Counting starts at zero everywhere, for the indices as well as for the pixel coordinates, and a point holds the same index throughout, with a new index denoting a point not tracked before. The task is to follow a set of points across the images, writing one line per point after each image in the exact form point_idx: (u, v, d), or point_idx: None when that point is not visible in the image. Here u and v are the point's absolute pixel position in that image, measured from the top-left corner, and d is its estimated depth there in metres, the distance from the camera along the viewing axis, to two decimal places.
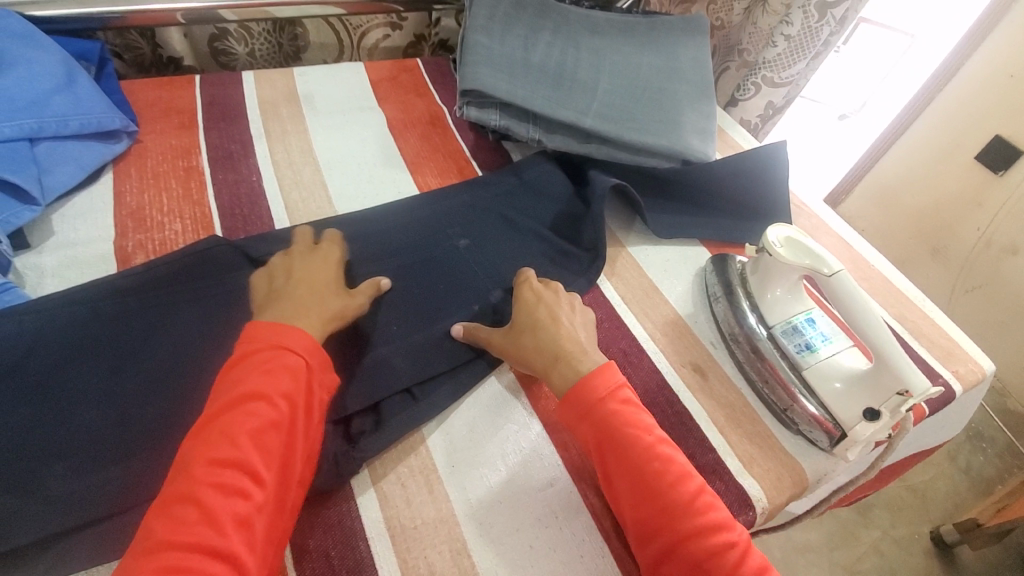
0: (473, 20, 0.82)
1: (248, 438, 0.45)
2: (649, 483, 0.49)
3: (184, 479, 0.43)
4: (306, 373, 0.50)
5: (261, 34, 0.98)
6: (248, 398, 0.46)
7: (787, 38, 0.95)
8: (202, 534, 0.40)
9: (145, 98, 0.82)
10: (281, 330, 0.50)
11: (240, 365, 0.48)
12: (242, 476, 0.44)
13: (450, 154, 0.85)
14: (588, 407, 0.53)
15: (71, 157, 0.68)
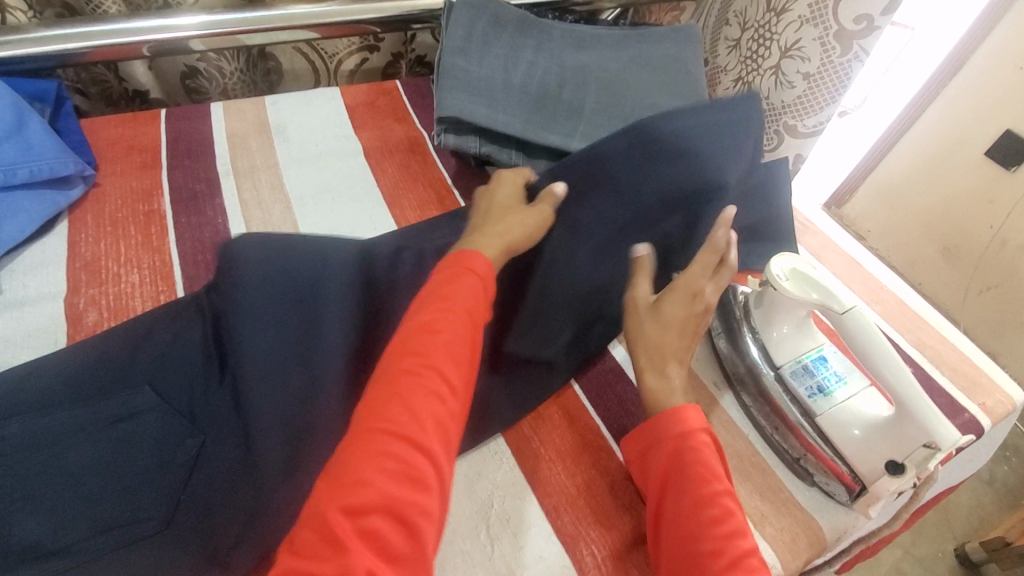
0: (448, 41, 0.77)
1: (443, 350, 0.49)
2: (693, 540, 0.46)
3: (381, 383, 0.47)
4: (483, 293, 0.54)
5: (234, 72, 0.95)
6: (438, 316, 0.50)
7: (805, 74, 0.84)
8: (407, 430, 0.44)
9: (106, 137, 0.78)
10: (468, 258, 0.55)
11: (457, 289, 0.52)
12: (436, 383, 0.47)
13: (430, 182, 0.81)
14: (658, 440, 0.51)
15: (21, 208, 0.64)
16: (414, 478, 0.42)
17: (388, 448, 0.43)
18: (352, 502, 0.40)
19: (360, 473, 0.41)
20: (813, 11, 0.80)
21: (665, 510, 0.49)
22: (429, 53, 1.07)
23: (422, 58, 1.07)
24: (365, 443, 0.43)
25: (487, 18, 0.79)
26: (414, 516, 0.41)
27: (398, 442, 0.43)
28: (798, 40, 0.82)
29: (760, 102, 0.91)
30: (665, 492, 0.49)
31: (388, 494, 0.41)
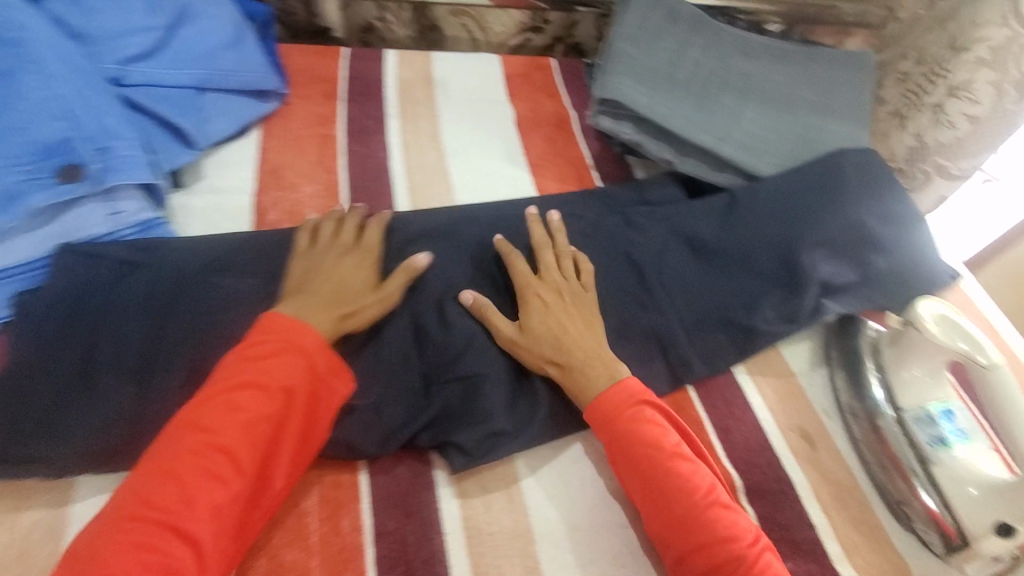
0: (622, 27, 0.79)
1: (241, 426, 0.46)
2: (690, 517, 0.48)
3: (171, 449, 0.44)
4: (310, 371, 0.50)
5: (404, 37, 1.03)
6: (244, 387, 0.47)
7: (970, 118, 0.81)
8: (231, 459, 0.45)
9: (297, 63, 0.87)
10: (294, 328, 0.51)
11: (280, 326, 0.51)
12: (222, 463, 0.44)
13: (573, 159, 0.83)
14: (616, 435, 0.52)
15: (228, 110, 0.73)
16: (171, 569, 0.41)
17: (211, 463, 0.44)
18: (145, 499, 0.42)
19: (210, 481, 0.44)
20: (993, 53, 0.77)
21: (647, 510, 0.49)
22: (585, 41, 1.10)
23: (578, 46, 1.10)
24: (124, 530, 0.41)
25: (664, 12, 0.81)
26: None
27: (230, 474, 0.44)
28: (973, 80, 0.79)
29: (909, 138, 0.87)
30: (650, 489, 0.49)
31: None
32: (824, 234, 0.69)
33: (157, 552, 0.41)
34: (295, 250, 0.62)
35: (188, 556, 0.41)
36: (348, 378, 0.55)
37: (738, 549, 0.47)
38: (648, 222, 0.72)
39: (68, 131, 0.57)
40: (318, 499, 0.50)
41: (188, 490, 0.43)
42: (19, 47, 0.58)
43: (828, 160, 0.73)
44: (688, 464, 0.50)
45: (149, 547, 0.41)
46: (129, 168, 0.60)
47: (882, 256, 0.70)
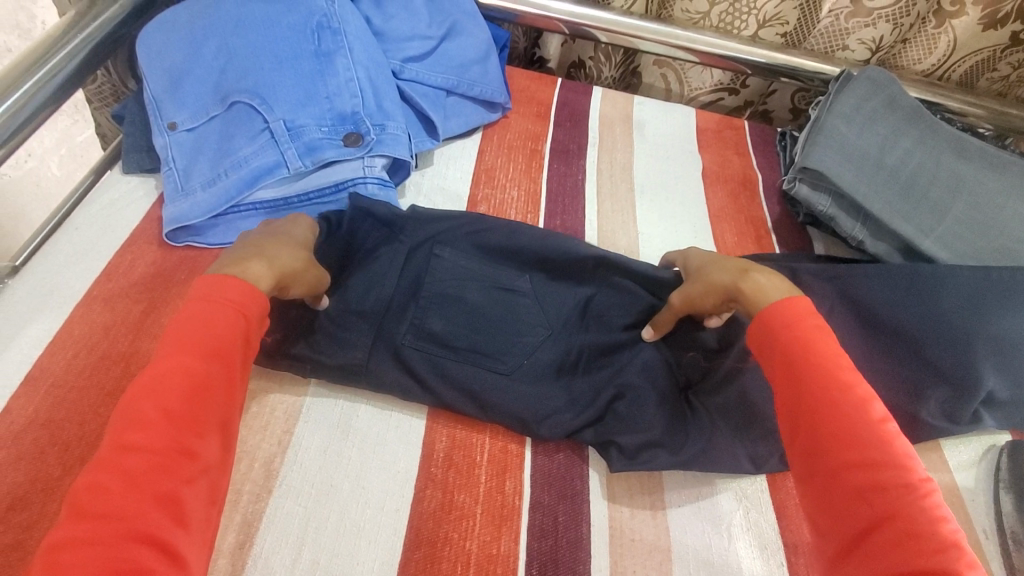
0: (837, 104, 0.81)
1: (183, 401, 0.43)
2: (854, 436, 0.45)
3: (116, 454, 0.40)
4: (244, 328, 0.48)
5: (606, 78, 1.13)
6: (169, 361, 0.44)
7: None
8: (169, 423, 0.42)
9: (518, 85, 0.99)
10: (224, 283, 0.48)
11: (221, 284, 0.48)
12: (152, 441, 0.41)
13: (753, 219, 0.86)
14: (806, 350, 0.50)
15: (465, 114, 0.85)
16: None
17: (149, 458, 0.40)
18: (126, 441, 0.40)
19: (150, 438, 0.41)
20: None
21: (807, 428, 0.48)
22: (776, 110, 1.12)
23: (769, 113, 1.13)
24: (64, 543, 0.36)
25: (882, 98, 0.82)
26: None
27: (172, 429, 0.42)
28: None
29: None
30: (816, 405, 0.47)
31: None
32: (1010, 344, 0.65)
33: (143, 526, 0.37)
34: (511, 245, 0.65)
35: (167, 519, 0.39)
36: (533, 366, 0.59)
37: (908, 478, 0.43)
38: (818, 282, 0.68)
39: (360, 108, 0.71)
40: (488, 459, 0.56)
41: (134, 453, 0.40)
42: (342, 37, 0.73)
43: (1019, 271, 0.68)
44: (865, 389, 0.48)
45: (138, 483, 0.39)
46: (395, 144, 0.71)
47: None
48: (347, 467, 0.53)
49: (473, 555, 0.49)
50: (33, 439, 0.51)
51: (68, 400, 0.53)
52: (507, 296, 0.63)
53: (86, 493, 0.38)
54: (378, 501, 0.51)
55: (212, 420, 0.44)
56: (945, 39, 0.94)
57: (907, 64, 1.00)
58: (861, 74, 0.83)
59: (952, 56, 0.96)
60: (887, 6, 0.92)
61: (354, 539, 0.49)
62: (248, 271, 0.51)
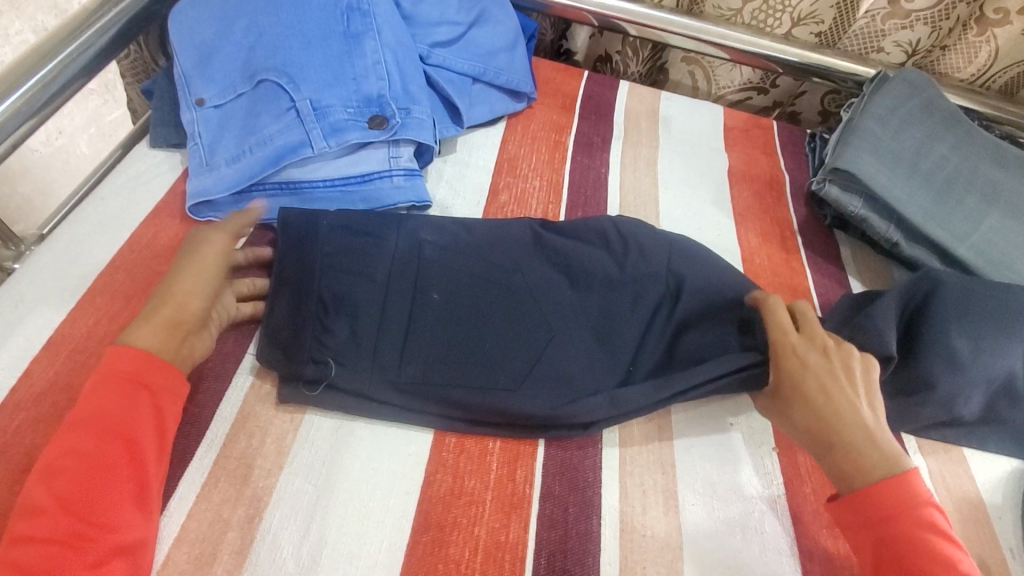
0: (872, 106, 0.79)
1: (87, 482, 0.43)
2: (903, 554, 0.47)
3: (19, 543, 0.41)
4: (152, 396, 0.47)
5: (633, 73, 1.12)
6: (68, 454, 0.44)
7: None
8: (65, 511, 0.42)
9: (544, 75, 0.98)
10: (122, 353, 0.48)
11: (118, 356, 0.48)
12: (55, 528, 0.41)
13: (778, 219, 0.84)
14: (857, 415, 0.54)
15: (490, 102, 0.84)
16: None
17: (53, 550, 0.40)
18: (17, 533, 0.41)
19: (50, 526, 0.41)
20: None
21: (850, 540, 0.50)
22: (805, 112, 1.10)
23: (797, 114, 1.10)
24: None
25: (919, 101, 0.80)
26: None
27: (72, 513, 0.42)
28: None
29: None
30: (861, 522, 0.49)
31: None
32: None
33: None
34: (546, 246, 0.62)
35: None
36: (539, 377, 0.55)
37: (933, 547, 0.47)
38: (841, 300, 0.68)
39: (386, 91, 0.71)
40: (500, 444, 0.55)
41: (35, 542, 0.41)
42: (371, 19, 0.73)
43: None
44: (916, 491, 0.49)
45: (50, 565, 0.40)
46: (420, 128, 0.71)
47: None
48: (358, 448, 0.53)
49: (482, 541, 0.49)
50: (51, 403, 0.51)
51: (87, 366, 0.54)
52: (458, 321, 0.56)
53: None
54: (388, 483, 0.51)
55: (125, 496, 0.44)
56: (987, 48, 0.92)
57: (945, 71, 0.97)
58: (897, 75, 0.81)
59: (992, 67, 0.94)
60: (926, 9, 0.90)
61: (363, 518, 0.49)
62: (179, 291, 0.52)
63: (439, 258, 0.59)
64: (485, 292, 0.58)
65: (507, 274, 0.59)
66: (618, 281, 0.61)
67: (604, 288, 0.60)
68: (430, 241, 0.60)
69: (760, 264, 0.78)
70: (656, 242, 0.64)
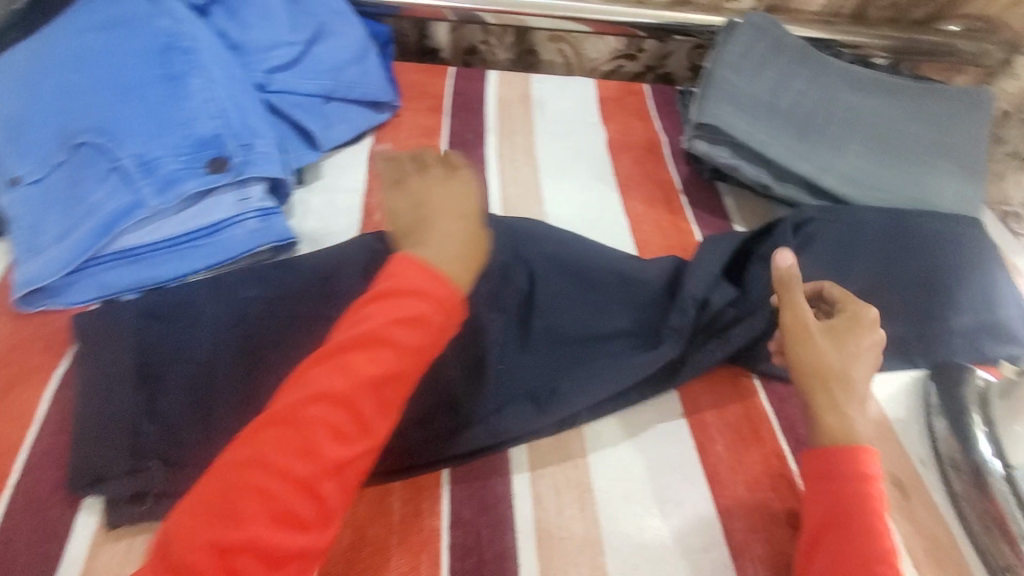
0: (725, 54, 0.79)
1: (307, 462, 0.46)
2: (845, 507, 0.48)
3: (242, 527, 0.43)
4: (392, 365, 0.50)
5: (503, 60, 1.10)
6: (314, 400, 0.47)
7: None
8: (304, 475, 0.45)
9: (407, 80, 0.95)
10: (396, 291, 0.52)
11: (399, 269, 0.53)
12: (293, 505, 0.44)
13: (661, 182, 0.84)
14: (833, 472, 0.50)
15: (349, 119, 0.80)
16: None
17: (230, 566, 0.42)
18: (259, 492, 0.44)
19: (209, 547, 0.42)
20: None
21: (806, 489, 0.51)
22: (677, 72, 1.11)
23: (669, 75, 1.11)
24: None
25: (769, 41, 0.81)
26: None
27: (262, 459, 0.45)
28: None
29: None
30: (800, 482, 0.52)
31: None
32: (908, 272, 0.67)
33: None
34: (385, 263, 0.64)
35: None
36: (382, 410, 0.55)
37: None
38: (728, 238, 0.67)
39: (221, 129, 0.65)
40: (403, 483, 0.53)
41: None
42: (193, 55, 0.67)
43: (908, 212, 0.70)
44: (869, 466, 0.50)
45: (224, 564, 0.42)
46: (265, 162, 0.66)
47: (964, 315, 0.66)
48: None
49: None
50: None
51: None
52: (294, 374, 0.56)
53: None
54: None
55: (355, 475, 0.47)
56: None
57: (798, 6, 0.99)
58: (745, 19, 0.82)
59: None
60: None
61: None
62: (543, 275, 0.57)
63: (277, 318, 0.59)
64: (307, 345, 0.57)
65: (348, 315, 0.60)
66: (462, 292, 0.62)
67: (435, 322, 0.60)
68: (269, 297, 0.60)
69: (648, 231, 0.77)
70: (499, 235, 0.66)
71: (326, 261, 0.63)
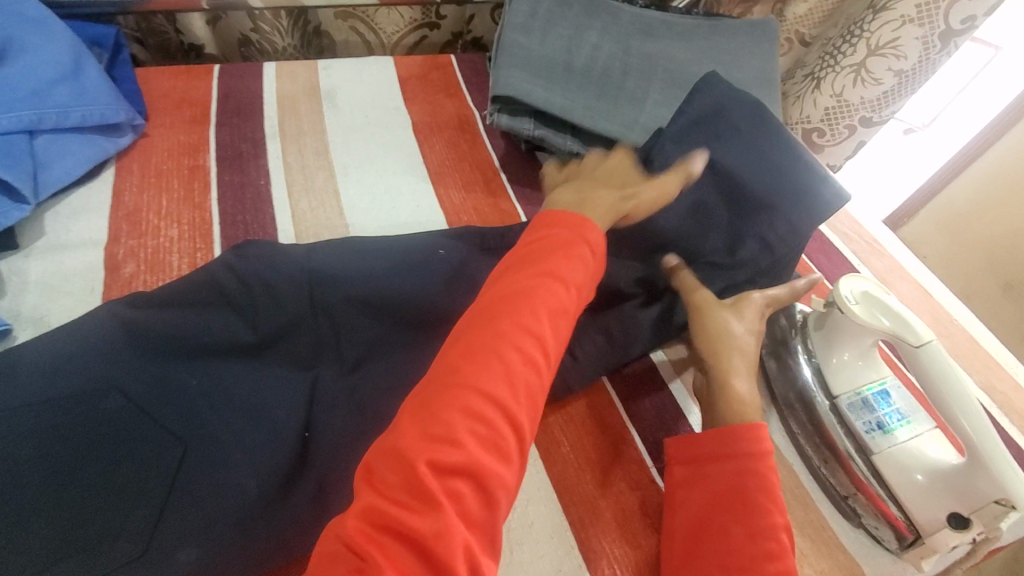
0: (511, 17, 0.73)
1: (552, 316, 0.44)
2: (736, 487, 0.45)
3: (469, 371, 0.39)
4: (593, 263, 0.48)
5: (286, 49, 0.95)
6: (545, 278, 0.45)
7: (896, 73, 0.79)
8: (539, 341, 0.42)
9: (159, 89, 0.78)
10: (582, 221, 0.49)
11: (566, 218, 0.49)
12: (529, 358, 0.41)
13: (477, 163, 0.77)
14: (718, 453, 0.47)
15: (70, 152, 0.64)
16: (491, 439, 0.37)
17: (496, 376, 0.39)
18: (489, 362, 0.40)
19: (454, 396, 0.38)
20: (917, 10, 0.75)
21: (692, 473, 0.48)
22: (485, 35, 1.03)
23: (479, 40, 1.03)
24: (434, 427, 0.36)
25: None
26: (497, 488, 0.36)
27: (473, 465, 0.36)
28: (896, 37, 0.77)
29: (831, 99, 0.85)
30: (690, 464, 0.48)
31: (474, 456, 0.36)
32: None
33: (495, 433, 0.38)
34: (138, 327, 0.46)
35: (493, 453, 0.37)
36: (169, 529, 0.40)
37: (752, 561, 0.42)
38: None
39: None
40: None
41: (432, 441, 0.36)
42: None
43: (718, 89, 0.64)
44: (763, 440, 0.47)
45: (467, 394, 0.38)
46: None
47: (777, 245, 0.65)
48: None
49: None
50: None
51: None
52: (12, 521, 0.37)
53: (390, 453, 0.36)
54: None
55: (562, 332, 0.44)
56: None
57: None
58: None
59: None
60: None
61: None
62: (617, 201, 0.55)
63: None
64: (31, 466, 0.39)
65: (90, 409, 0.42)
66: None
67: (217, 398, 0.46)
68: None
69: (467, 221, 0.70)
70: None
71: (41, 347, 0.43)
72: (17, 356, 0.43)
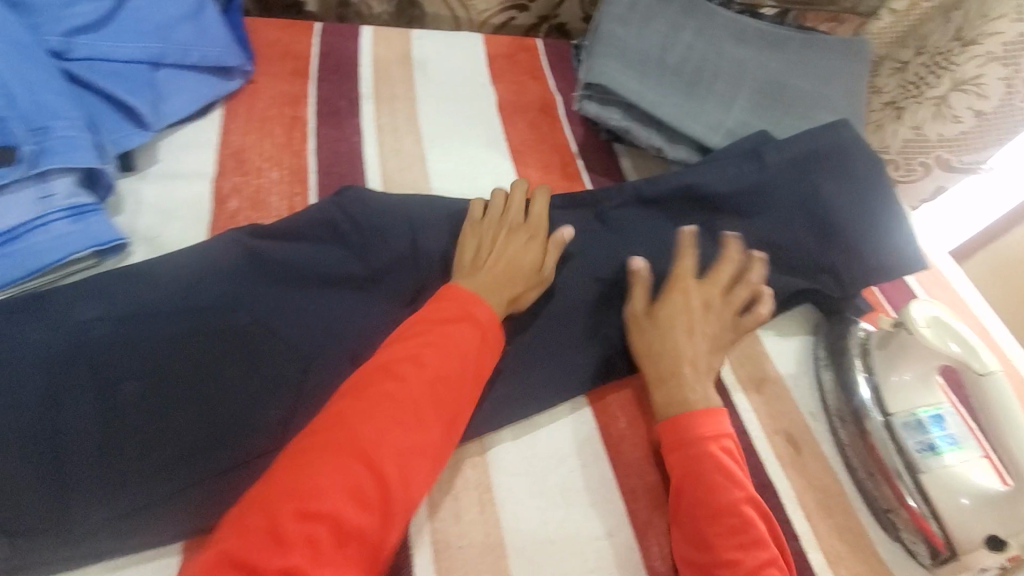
0: (611, 7, 0.75)
1: (428, 384, 0.45)
2: (695, 470, 0.48)
3: (338, 434, 0.41)
4: (483, 339, 0.50)
5: (381, 14, 0.99)
6: (428, 350, 0.46)
7: (978, 112, 0.74)
8: (418, 409, 0.44)
9: (264, 39, 0.82)
10: (471, 301, 0.50)
11: (451, 293, 0.51)
12: (404, 428, 0.43)
13: (557, 147, 0.80)
14: (682, 440, 0.50)
15: (187, 88, 0.68)
16: (354, 499, 0.39)
17: (368, 446, 0.41)
18: (360, 432, 0.42)
19: (320, 454, 0.40)
20: (1005, 49, 0.71)
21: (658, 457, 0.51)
22: (570, 22, 1.05)
23: (563, 26, 1.05)
24: (296, 475, 0.39)
25: None
26: (352, 547, 0.38)
27: (337, 523, 0.38)
28: (980, 72, 0.72)
29: (910, 132, 0.79)
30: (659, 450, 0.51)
31: (336, 511, 0.38)
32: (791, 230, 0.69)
33: (355, 491, 0.39)
34: (263, 260, 0.53)
35: (353, 509, 0.39)
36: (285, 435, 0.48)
37: (727, 536, 0.46)
38: (636, 225, 0.64)
39: (1, 111, 0.52)
40: None
41: (297, 494, 0.38)
42: None
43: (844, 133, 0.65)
44: (713, 425, 0.51)
45: (338, 453, 0.40)
46: (70, 150, 0.54)
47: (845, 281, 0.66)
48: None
49: None
50: None
51: None
52: (162, 407, 0.46)
53: (259, 497, 0.38)
54: None
55: (450, 405, 0.46)
56: None
57: None
58: None
59: None
60: None
61: None
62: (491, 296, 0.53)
63: (121, 346, 0.47)
64: (177, 365, 0.48)
65: (224, 326, 0.50)
66: (333, 295, 0.54)
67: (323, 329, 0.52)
68: (119, 314, 0.48)
69: None
70: (395, 229, 0.57)
71: (189, 268, 0.51)
72: (166, 272, 0.51)
